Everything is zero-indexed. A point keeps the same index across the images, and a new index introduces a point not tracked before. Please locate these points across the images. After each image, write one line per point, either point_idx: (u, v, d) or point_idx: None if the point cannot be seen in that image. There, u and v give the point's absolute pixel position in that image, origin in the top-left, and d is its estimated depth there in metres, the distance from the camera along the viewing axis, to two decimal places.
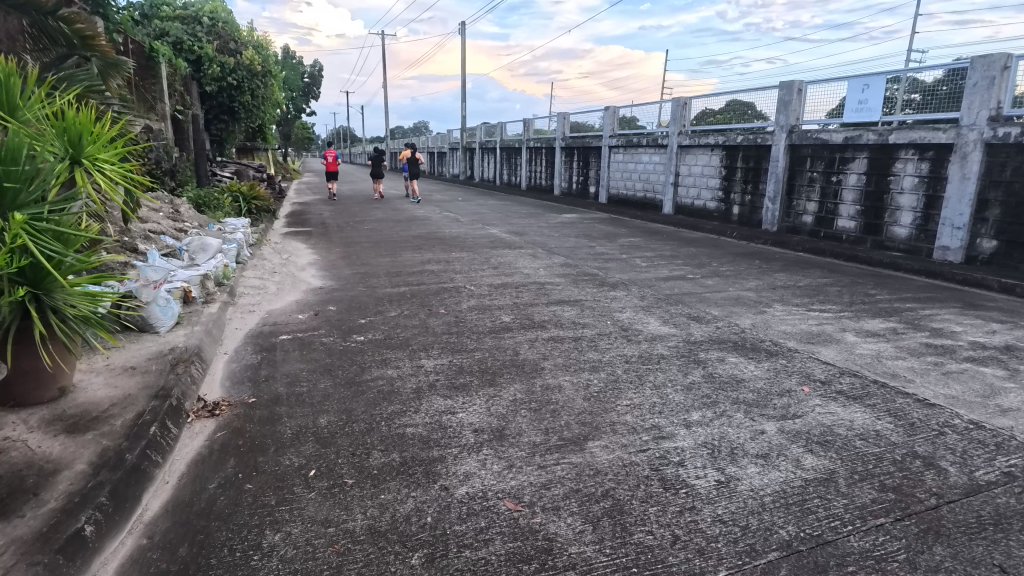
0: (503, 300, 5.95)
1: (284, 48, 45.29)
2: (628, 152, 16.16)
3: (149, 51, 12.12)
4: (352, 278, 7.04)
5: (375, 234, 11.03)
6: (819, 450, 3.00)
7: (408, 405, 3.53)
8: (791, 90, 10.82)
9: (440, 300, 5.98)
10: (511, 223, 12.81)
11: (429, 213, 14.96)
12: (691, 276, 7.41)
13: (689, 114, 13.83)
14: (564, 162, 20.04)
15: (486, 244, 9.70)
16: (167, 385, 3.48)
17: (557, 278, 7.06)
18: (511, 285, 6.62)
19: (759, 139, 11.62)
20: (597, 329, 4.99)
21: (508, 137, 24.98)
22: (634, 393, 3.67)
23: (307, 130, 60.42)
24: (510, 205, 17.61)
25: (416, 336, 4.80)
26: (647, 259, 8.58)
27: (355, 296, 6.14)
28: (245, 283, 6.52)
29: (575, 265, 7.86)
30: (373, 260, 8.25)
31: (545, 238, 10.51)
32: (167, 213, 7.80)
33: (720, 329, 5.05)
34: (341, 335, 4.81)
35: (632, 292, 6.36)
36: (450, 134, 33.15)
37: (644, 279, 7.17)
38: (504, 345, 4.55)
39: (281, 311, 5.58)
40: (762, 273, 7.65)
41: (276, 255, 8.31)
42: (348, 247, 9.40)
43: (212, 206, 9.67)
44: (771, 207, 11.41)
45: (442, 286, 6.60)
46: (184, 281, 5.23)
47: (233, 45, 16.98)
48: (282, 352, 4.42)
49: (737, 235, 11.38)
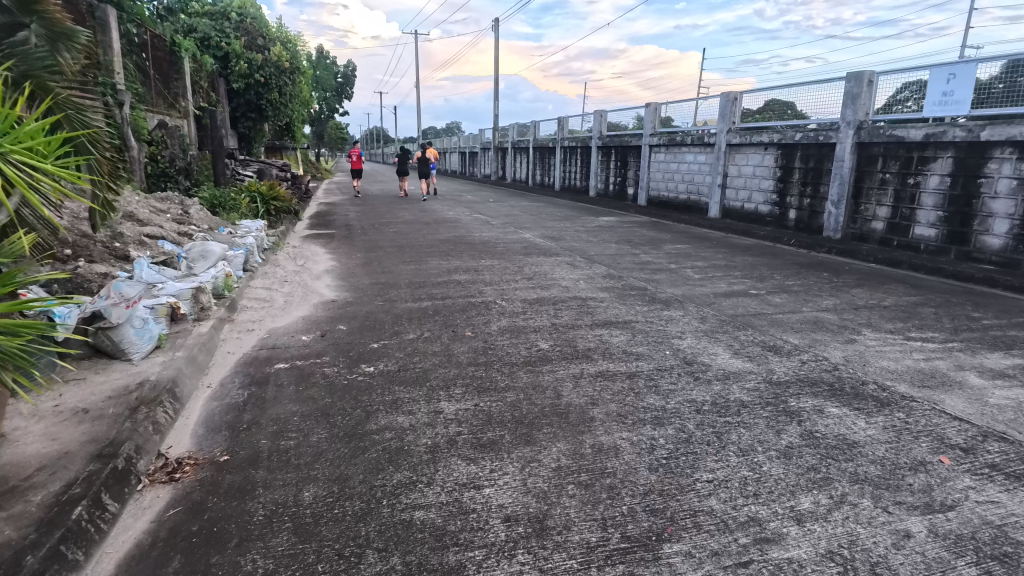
0: (539, 320, 5.11)
1: (318, 49, 45.41)
2: (671, 151, 15.14)
3: (171, 45, 11.74)
4: (370, 290, 6.29)
5: (401, 237, 10.33)
6: (1001, 573, 2.08)
7: (420, 472, 2.72)
8: (860, 81, 9.70)
9: (466, 319, 5.16)
10: (546, 226, 11.97)
11: (459, 215, 14.22)
12: (753, 292, 6.46)
13: (739, 109, 12.77)
14: (600, 162, 19.11)
15: (519, 250, 8.88)
16: (117, 440, 2.75)
17: (601, 292, 6.18)
18: (548, 302, 5.77)
19: (820, 136, 10.51)
20: (655, 362, 4.11)
21: (542, 136, 24.13)
22: (715, 462, 2.78)
23: (340, 131, 60.78)
24: (544, 207, 16.75)
25: (436, 367, 4.00)
26: (700, 270, 7.64)
27: (370, 312, 5.38)
28: (251, 294, 5.83)
29: (619, 277, 6.97)
30: (394, 268, 7.49)
31: (583, 244, 9.63)
32: (174, 216, 7.20)
33: (806, 365, 4.12)
34: (348, 364, 4.03)
35: (689, 312, 5.46)
36: (482, 133, 32.47)
37: (701, 295, 6.25)
38: (542, 383, 3.71)
39: (283, 330, 4.84)
40: (837, 290, 6.64)
41: (290, 261, 7.64)
42: (371, 252, 8.69)
43: (228, 207, 9.11)
44: (835, 212, 10.29)
45: (470, 301, 5.79)
46: (172, 296, 4.55)
47: (261, 42, 16.60)
48: (275, 387, 3.67)
49: (796, 243, 10.31)
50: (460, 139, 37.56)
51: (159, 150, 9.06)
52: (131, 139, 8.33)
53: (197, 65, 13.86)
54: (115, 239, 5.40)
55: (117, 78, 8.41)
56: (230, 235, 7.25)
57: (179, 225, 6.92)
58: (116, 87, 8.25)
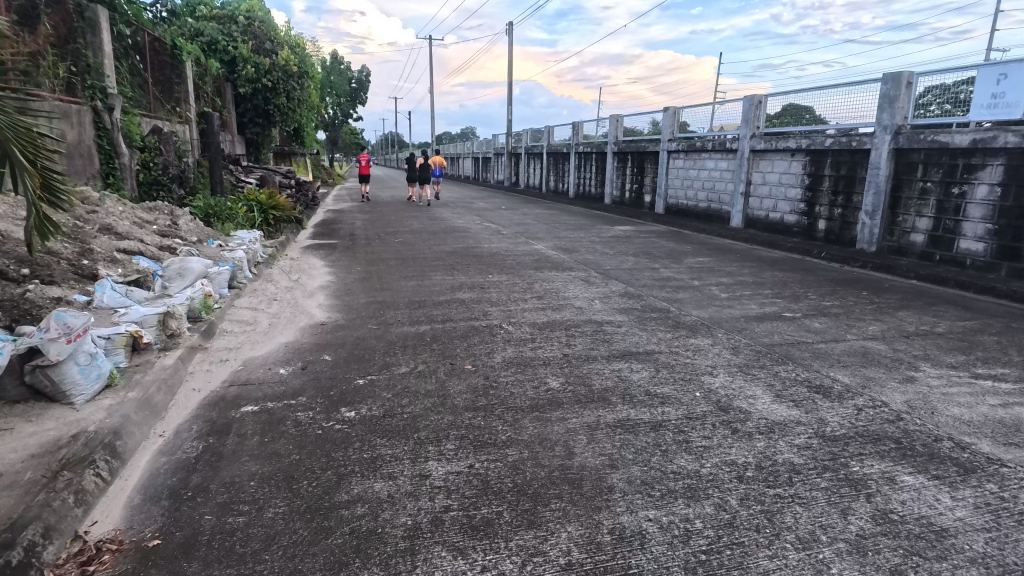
0: (549, 350, 4.53)
1: (332, 55, 45.29)
2: (690, 157, 14.50)
3: (172, 48, 11.37)
4: (366, 310, 5.75)
5: (406, 248, 9.81)
6: None
7: (393, 571, 2.14)
8: (898, 83, 9.02)
9: (468, 348, 4.59)
10: (559, 236, 11.39)
11: (468, 223, 13.69)
12: (788, 316, 5.82)
13: (764, 114, 12.10)
14: (616, 168, 18.51)
15: (530, 264, 8.31)
16: (19, 522, 2.21)
17: (619, 315, 5.59)
18: (561, 327, 5.20)
19: (853, 142, 9.83)
20: (684, 408, 3.51)
21: (555, 141, 23.58)
22: (770, 561, 2.19)
23: (354, 136, 60.76)
24: (557, 215, 16.17)
25: (428, 412, 3.43)
26: (726, 288, 7.02)
27: (360, 338, 4.84)
28: (233, 316, 5.31)
29: (637, 296, 6.37)
30: (394, 284, 6.95)
31: (598, 257, 9.04)
32: (159, 228, 6.73)
33: (863, 415, 3.48)
34: (326, 407, 3.48)
35: (719, 340, 4.84)
36: (495, 139, 32.03)
37: (730, 319, 5.63)
38: (551, 437, 3.13)
39: (261, 361, 4.30)
40: (881, 313, 5.99)
41: (284, 276, 7.13)
42: (372, 265, 8.17)
43: (223, 217, 8.67)
44: (869, 223, 9.60)
45: (473, 325, 5.23)
46: (135, 323, 4.03)
47: (269, 45, 16.23)
48: (237, 438, 3.12)
49: (827, 255, 9.62)
50: (473, 144, 37.11)
51: (152, 156, 8.66)
52: (122, 145, 8.07)
53: (201, 69, 13.52)
54: (83, 255, 4.91)
55: (109, 81, 8.11)
56: (219, 249, 6.76)
57: (163, 238, 6.45)
58: (107, 91, 7.96)
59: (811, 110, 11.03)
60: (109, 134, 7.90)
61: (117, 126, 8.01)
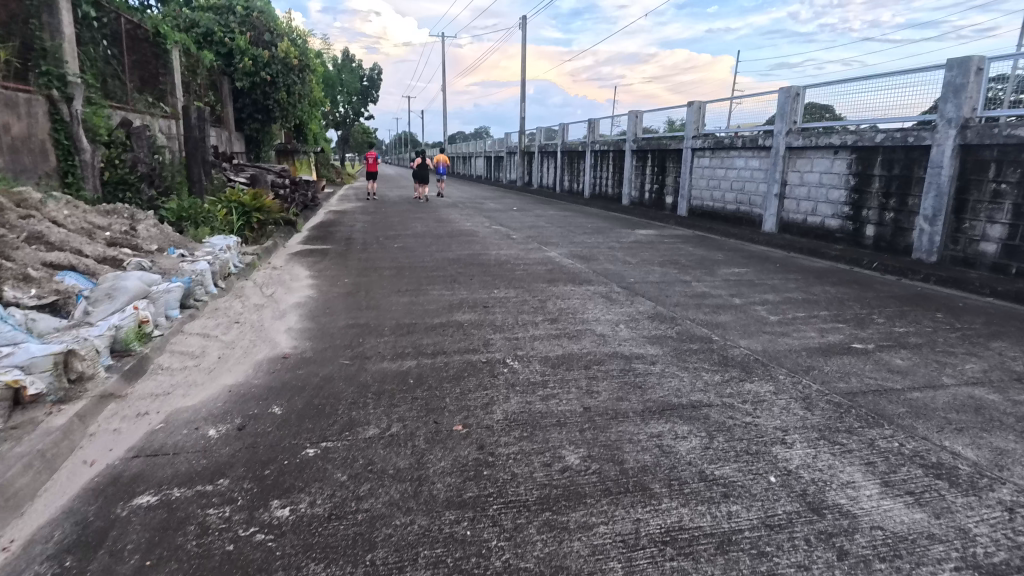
0: (564, 402, 3.48)
1: (343, 52, 44.62)
2: (717, 155, 13.37)
3: (155, 36, 10.46)
4: (343, 337, 4.74)
5: (404, 255, 8.83)
6: None
7: None
8: (966, 70, 7.86)
9: (460, 396, 3.56)
10: (575, 242, 10.36)
11: (477, 226, 12.68)
12: (859, 348, 4.73)
13: (801, 107, 10.97)
14: (635, 167, 17.41)
15: (543, 276, 7.29)
16: None
17: (652, 348, 4.54)
18: (579, 363, 4.17)
19: (910, 138, 8.67)
20: (759, 507, 2.45)
21: (570, 139, 22.49)
22: None
23: (366, 136, 60.17)
24: (572, 217, 15.12)
25: (392, 511, 2.41)
26: (774, 308, 5.95)
27: (326, 379, 3.84)
28: (177, 347, 4.34)
29: (670, 320, 5.34)
30: (382, 301, 5.94)
31: (619, 267, 7.98)
32: (111, 235, 5.80)
33: (1022, 523, 2.39)
34: (252, 501, 2.48)
35: (783, 387, 3.76)
36: (509, 137, 30.98)
37: (788, 352, 4.55)
38: (569, 566, 2.09)
39: (188, 416, 3.31)
40: (973, 344, 4.88)
41: (257, 291, 6.17)
42: (363, 276, 7.19)
43: (198, 221, 7.76)
44: (928, 229, 8.45)
45: (470, 361, 4.20)
46: (17, 370, 3.06)
47: (268, 37, 15.34)
48: (107, 560, 2.13)
49: (880, 266, 8.47)
50: (486, 143, 36.14)
51: (120, 152, 7.73)
52: (83, 140, 7.16)
53: (194, 61, 12.64)
54: None
55: (69, 68, 7.18)
56: (180, 260, 5.82)
57: (111, 248, 5.53)
58: (67, 79, 7.04)
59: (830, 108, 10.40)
60: (67, 127, 6.99)
61: (78, 118, 7.09)
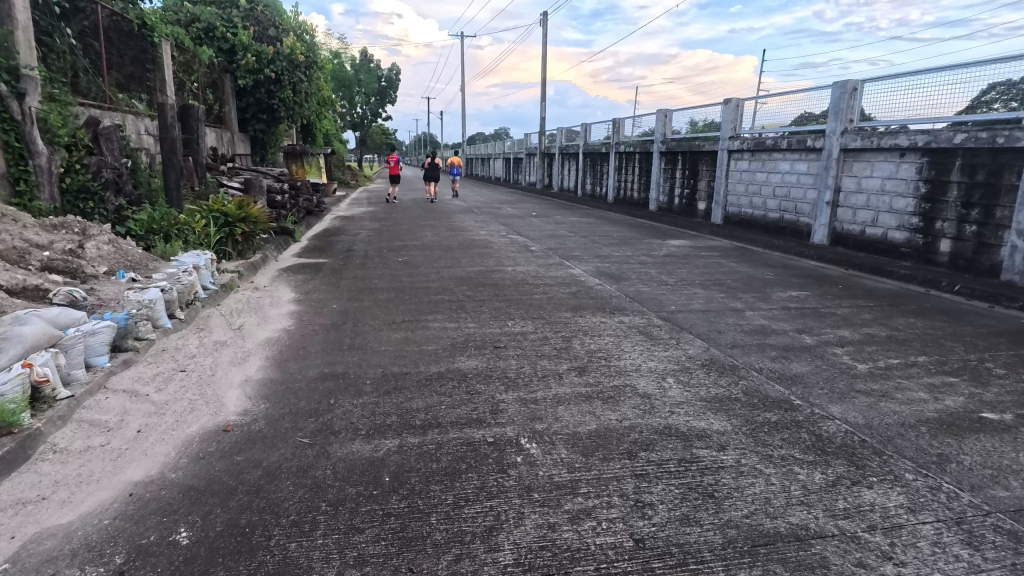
0: (605, 531, 2.35)
1: (361, 53, 44.01)
2: (758, 158, 12.15)
3: (141, 27, 9.53)
4: (311, 396, 3.68)
5: (408, 272, 7.79)
6: None
7: None
8: None
9: (452, 513, 2.46)
10: (602, 255, 9.24)
11: (492, 235, 11.62)
12: (992, 420, 3.52)
13: (859, 103, 9.67)
14: (663, 170, 16.22)
15: (567, 301, 6.18)
16: None
17: (717, 420, 3.40)
18: (620, 445, 3.07)
19: (999, 138, 7.39)
20: None
21: (593, 141, 21.33)
22: None
23: (385, 137, 59.98)
24: (596, 224, 13.99)
25: None
26: (857, 351, 4.76)
27: (269, 474, 2.77)
28: (87, 414, 3.29)
29: (730, 372, 4.18)
30: (372, 337, 4.88)
31: (656, 289, 6.83)
32: (48, 256, 4.80)
33: None
34: None
35: (922, 503, 2.59)
36: (528, 137, 29.87)
37: (901, 427, 3.37)
38: None
39: (50, 548, 2.25)
40: None
41: (224, 323, 5.15)
42: (356, 300, 6.15)
43: (169, 234, 6.86)
44: (1022, 246, 7.16)
45: (470, 441, 3.10)
46: None
47: (273, 32, 14.49)
48: None
49: (965, 290, 7.19)
50: (504, 145, 35.13)
51: (83, 155, 6.73)
52: (37, 141, 6.19)
53: (190, 56, 11.75)
54: None
55: (22, 59, 6.23)
56: (128, 286, 4.80)
57: (39, 274, 4.49)
58: (19, 72, 6.10)
59: (890, 104, 9.14)
60: (18, 127, 6.04)
61: (31, 116, 6.13)
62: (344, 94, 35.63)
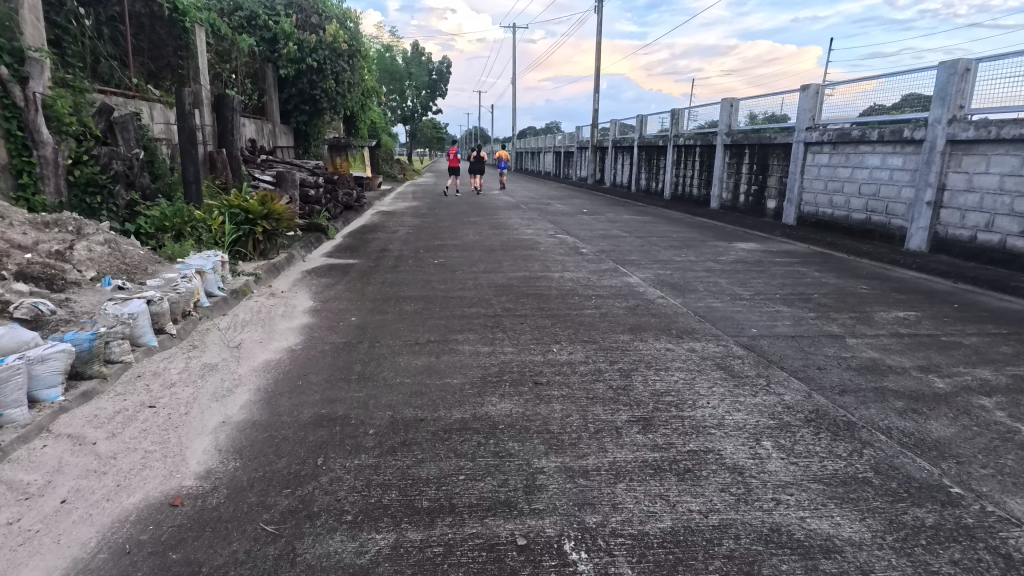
0: None
1: (413, 46, 43.80)
2: (841, 151, 10.76)
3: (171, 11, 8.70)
4: (297, 452, 2.86)
5: (443, 277, 6.97)
6: None
7: None
8: None
9: None
10: (662, 260, 8.19)
11: (539, 235, 10.71)
12: None
13: (973, 87, 8.23)
14: (727, 165, 14.90)
15: (623, 319, 5.21)
16: None
17: (845, 520, 2.38)
18: (705, 563, 2.12)
19: None
20: None
21: (649, 133, 20.08)
22: None
23: (436, 131, 59.92)
24: (653, 223, 12.86)
25: None
26: (1013, 404, 3.61)
27: None
28: (8, 471, 2.57)
29: (847, 434, 3.13)
30: (388, 364, 4.06)
31: (730, 305, 5.77)
32: (25, 259, 4.18)
33: None
34: None
35: None
36: (580, 131, 28.70)
37: None
38: None
39: None
40: None
41: (223, 339, 4.43)
42: (378, 313, 5.36)
43: (181, 233, 6.46)
44: None
45: (491, 543, 2.21)
46: None
47: (316, 20, 13.97)
48: None
49: None
50: (556, 139, 34.04)
51: (93, 146, 6.18)
52: (43, 130, 5.64)
53: (229, 44, 11.29)
54: None
55: (26, 39, 5.65)
56: (111, 297, 4.12)
57: (5, 281, 3.85)
58: (23, 54, 5.53)
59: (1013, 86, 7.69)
60: (20, 115, 5.48)
61: (34, 103, 5.57)
62: (394, 87, 35.31)
